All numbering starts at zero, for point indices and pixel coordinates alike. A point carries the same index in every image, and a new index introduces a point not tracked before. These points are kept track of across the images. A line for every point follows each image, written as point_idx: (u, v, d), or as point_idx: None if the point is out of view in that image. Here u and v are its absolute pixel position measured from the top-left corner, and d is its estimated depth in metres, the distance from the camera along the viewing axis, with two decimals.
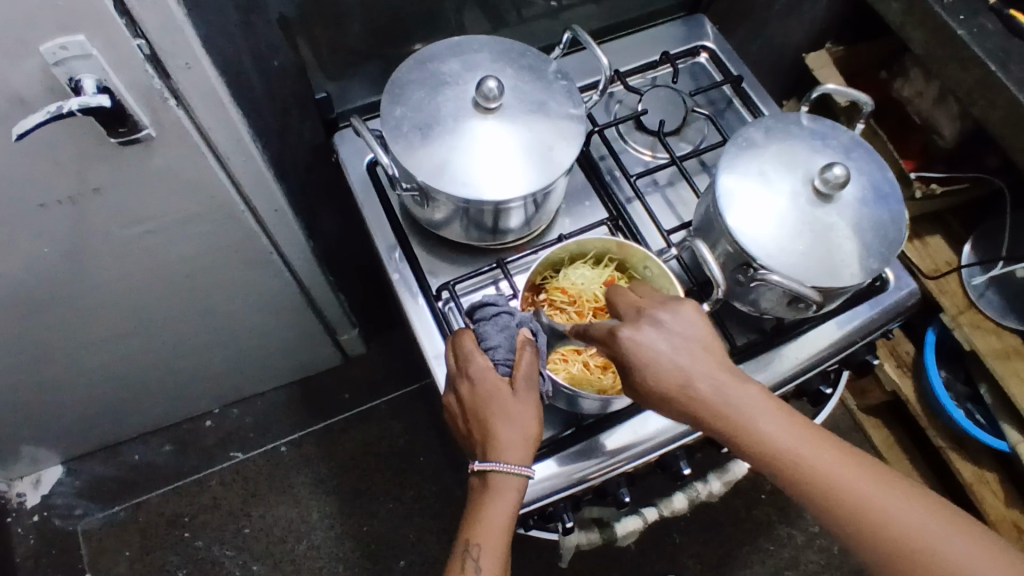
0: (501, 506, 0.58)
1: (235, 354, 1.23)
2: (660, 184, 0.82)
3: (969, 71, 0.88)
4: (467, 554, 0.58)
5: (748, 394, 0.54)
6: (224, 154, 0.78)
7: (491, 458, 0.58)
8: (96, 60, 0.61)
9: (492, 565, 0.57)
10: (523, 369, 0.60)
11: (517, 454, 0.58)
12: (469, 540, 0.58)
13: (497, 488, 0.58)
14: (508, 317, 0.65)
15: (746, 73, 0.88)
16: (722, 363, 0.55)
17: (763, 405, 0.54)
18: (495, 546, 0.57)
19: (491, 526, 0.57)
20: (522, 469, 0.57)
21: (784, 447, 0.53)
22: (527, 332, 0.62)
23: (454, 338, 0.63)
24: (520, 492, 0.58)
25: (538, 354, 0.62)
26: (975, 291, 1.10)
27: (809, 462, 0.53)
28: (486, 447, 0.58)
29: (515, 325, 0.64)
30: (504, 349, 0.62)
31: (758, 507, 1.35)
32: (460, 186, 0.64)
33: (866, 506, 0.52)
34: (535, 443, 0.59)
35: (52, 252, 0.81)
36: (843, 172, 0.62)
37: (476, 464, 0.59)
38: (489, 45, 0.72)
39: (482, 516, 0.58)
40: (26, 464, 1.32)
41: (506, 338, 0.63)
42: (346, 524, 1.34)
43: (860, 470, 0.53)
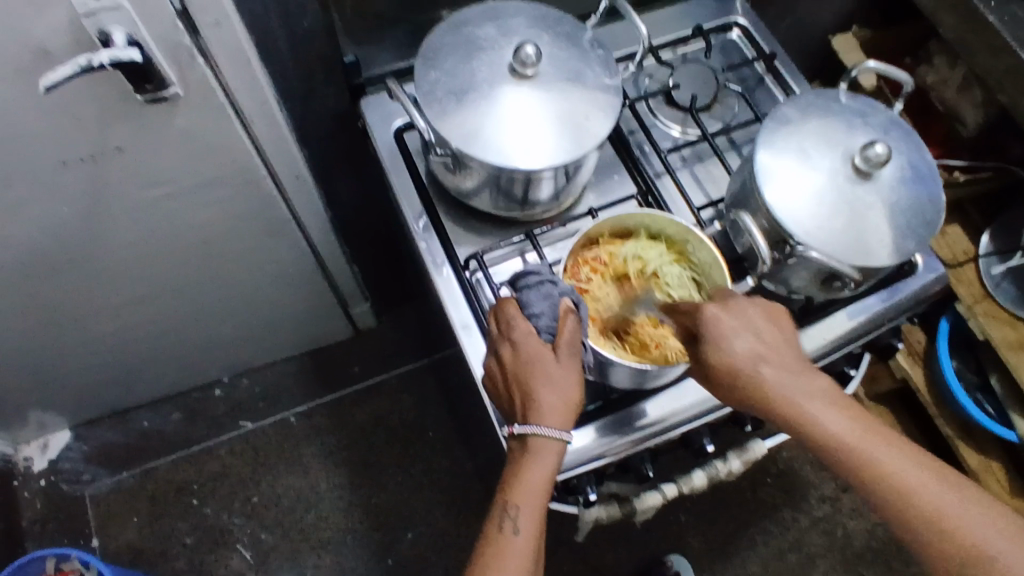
0: (541, 469, 0.58)
1: (246, 324, 1.23)
2: (689, 160, 0.81)
3: (1001, 57, 0.87)
4: (505, 515, 0.58)
5: (807, 384, 0.59)
6: (248, 117, 0.77)
7: (532, 421, 0.57)
8: (127, 12, 0.59)
9: (530, 525, 0.57)
10: (567, 337, 0.60)
11: (558, 418, 0.57)
12: (507, 501, 0.58)
13: (538, 452, 0.58)
14: (552, 285, 0.62)
15: (778, 50, 0.87)
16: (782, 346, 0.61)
17: (807, 386, 0.59)
18: (533, 507, 0.57)
19: (530, 489, 0.57)
20: (563, 433, 0.57)
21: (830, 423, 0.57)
22: (568, 302, 0.61)
23: (497, 305, 0.62)
24: (560, 455, 0.58)
25: (580, 323, 0.62)
26: (993, 280, 1.10)
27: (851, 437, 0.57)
28: (527, 411, 0.58)
29: (558, 294, 0.62)
30: (548, 317, 0.60)
31: (764, 489, 1.36)
32: (495, 153, 0.63)
33: (896, 479, 0.56)
34: (576, 410, 0.58)
35: (71, 211, 0.80)
36: (884, 150, 0.61)
37: (516, 427, 0.58)
38: (525, 12, 0.71)
39: (520, 477, 0.57)
40: (34, 429, 1.31)
41: (549, 306, 0.61)
42: (353, 496, 1.35)
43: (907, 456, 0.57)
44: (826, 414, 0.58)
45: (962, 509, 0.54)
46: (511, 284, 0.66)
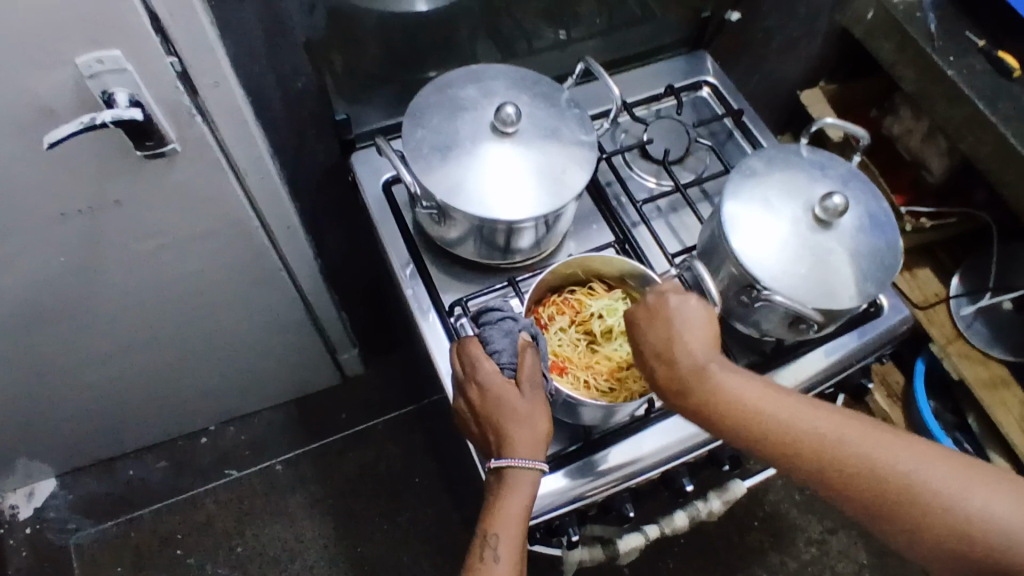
0: (518, 499, 0.59)
1: (235, 371, 1.24)
2: (664, 210, 0.85)
3: (959, 110, 0.93)
4: (485, 544, 0.59)
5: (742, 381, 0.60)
6: (242, 170, 0.80)
7: (506, 455, 0.59)
8: (130, 75, 0.63)
9: (509, 551, 0.58)
10: (527, 371, 0.62)
11: (531, 449, 0.60)
12: (486, 531, 0.59)
13: (513, 483, 0.59)
14: (512, 322, 0.65)
15: (746, 107, 0.92)
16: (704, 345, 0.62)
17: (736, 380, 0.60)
18: (512, 535, 0.59)
19: (508, 518, 0.59)
20: (536, 462, 0.59)
21: (763, 412, 0.59)
22: (526, 336, 0.65)
23: (459, 344, 0.64)
24: (535, 485, 0.60)
25: (539, 355, 0.65)
26: (963, 321, 1.13)
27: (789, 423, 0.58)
28: (500, 445, 0.60)
29: (518, 330, 0.65)
30: (508, 353, 0.63)
31: (751, 534, 1.36)
32: (477, 205, 0.67)
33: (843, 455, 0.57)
34: (547, 439, 0.61)
35: (68, 260, 0.82)
36: (841, 201, 0.65)
37: (492, 461, 0.60)
38: (505, 74, 0.75)
39: (498, 509, 0.59)
40: (19, 478, 1.30)
41: (509, 342, 0.64)
42: (340, 545, 1.34)
43: (844, 427, 0.58)
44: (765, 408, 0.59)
45: (914, 467, 0.56)
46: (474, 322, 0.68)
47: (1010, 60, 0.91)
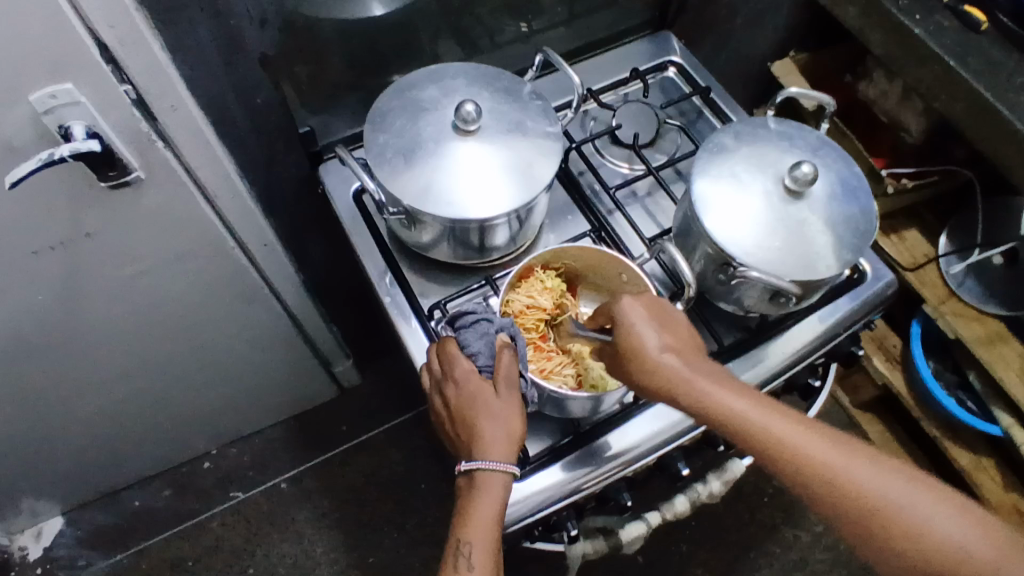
0: (489, 504, 0.58)
1: (230, 393, 1.24)
2: (639, 194, 0.84)
3: (929, 68, 0.92)
4: (458, 554, 0.57)
5: (709, 370, 0.58)
6: (212, 192, 0.80)
7: (478, 457, 0.59)
8: (85, 106, 0.63)
9: (485, 561, 0.57)
10: (504, 371, 0.61)
11: (503, 451, 0.59)
12: (460, 539, 0.58)
13: (486, 487, 0.58)
14: (487, 323, 0.65)
15: (714, 84, 0.92)
16: (695, 349, 0.60)
17: (726, 384, 0.57)
18: (486, 544, 0.57)
19: (481, 525, 0.58)
20: (508, 466, 0.59)
21: (757, 423, 0.56)
22: (504, 337, 0.64)
23: (438, 344, 0.64)
24: (507, 489, 0.59)
25: (517, 356, 0.64)
26: (955, 279, 1.13)
27: (784, 440, 0.55)
28: (472, 447, 0.59)
29: (494, 331, 0.64)
30: (485, 355, 0.63)
31: (761, 510, 1.36)
32: (445, 206, 0.66)
33: (846, 484, 0.53)
34: (520, 441, 0.60)
35: (46, 297, 0.82)
36: (811, 169, 0.64)
37: (463, 464, 0.60)
38: (465, 72, 0.75)
39: (471, 514, 0.58)
40: (26, 517, 1.30)
41: (485, 344, 0.63)
42: (351, 557, 1.34)
43: (853, 455, 0.54)
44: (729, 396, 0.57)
45: (920, 507, 0.52)
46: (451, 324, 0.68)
47: (977, 13, 0.90)
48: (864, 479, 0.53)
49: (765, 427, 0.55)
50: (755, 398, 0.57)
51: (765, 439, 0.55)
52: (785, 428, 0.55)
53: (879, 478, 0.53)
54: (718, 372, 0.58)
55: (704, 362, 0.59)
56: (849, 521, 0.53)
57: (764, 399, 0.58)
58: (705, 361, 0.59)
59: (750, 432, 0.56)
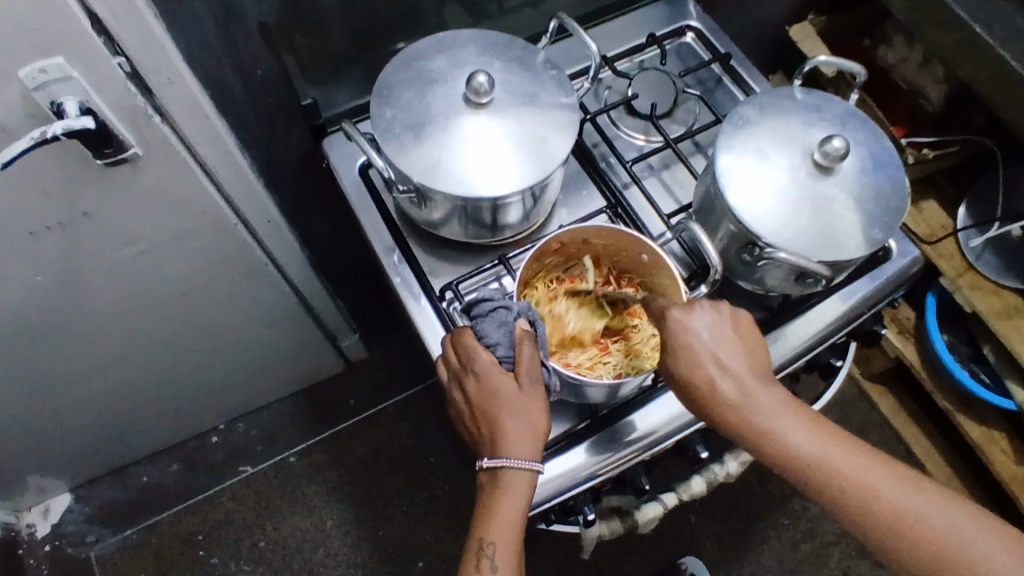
0: (513, 503, 0.58)
1: (235, 370, 1.22)
2: (656, 167, 0.81)
3: (957, 33, 0.88)
4: (482, 552, 0.58)
5: (769, 394, 0.59)
6: (213, 168, 0.77)
7: (501, 454, 0.58)
8: (77, 82, 0.59)
9: (508, 559, 0.58)
10: (525, 364, 0.60)
11: (526, 448, 0.58)
12: (483, 538, 0.58)
13: (509, 485, 0.58)
14: (506, 311, 0.62)
15: (733, 50, 0.88)
16: (753, 367, 0.60)
17: (785, 409, 0.58)
18: (510, 542, 0.58)
19: (504, 523, 0.58)
20: (532, 463, 0.58)
21: (810, 453, 0.57)
22: (523, 324, 0.61)
23: (454, 334, 0.62)
24: (530, 486, 0.59)
25: (539, 343, 0.61)
26: (973, 253, 1.10)
27: (836, 469, 0.57)
28: (495, 445, 0.59)
29: (513, 318, 0.61)
30: (505, 346, 0.61)
31: (771, 481, 1.36)
32: (458, 184, 0.63)
33: (894, 513, 0.55)
34: (544, 437, 0.59)
35: (45, 278, 0.79)
36: (842, 144, 0.61)
37: (485, 461, 0.59)
38: (475, 40, 0.71)
39: (494, 513, 0.58)
40: (34, 494, 1.30)
41: (505, 334, 0.61)
42: (361, 530, 1.34)
43: (902, 480, 0.56)
44: (790, 428, 0.58)
45: (970, 533, 0.54)
46: (468, 312, 0.66)
47: None
48: (913, 507, 0.55)
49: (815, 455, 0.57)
50: (808, 419, 0.59)
51: (813, 469, 0.57)
52: (835, 455, 0.57)
53: (924, 507, 0.55)
54: (779, 398, 0.59)
55: (767, 382, 0.60)
56: (895, 550, 0.55)
57: (819, 422, 0.59)
58: (766, 382, 0.60)
59: (805, 461, 0.57)
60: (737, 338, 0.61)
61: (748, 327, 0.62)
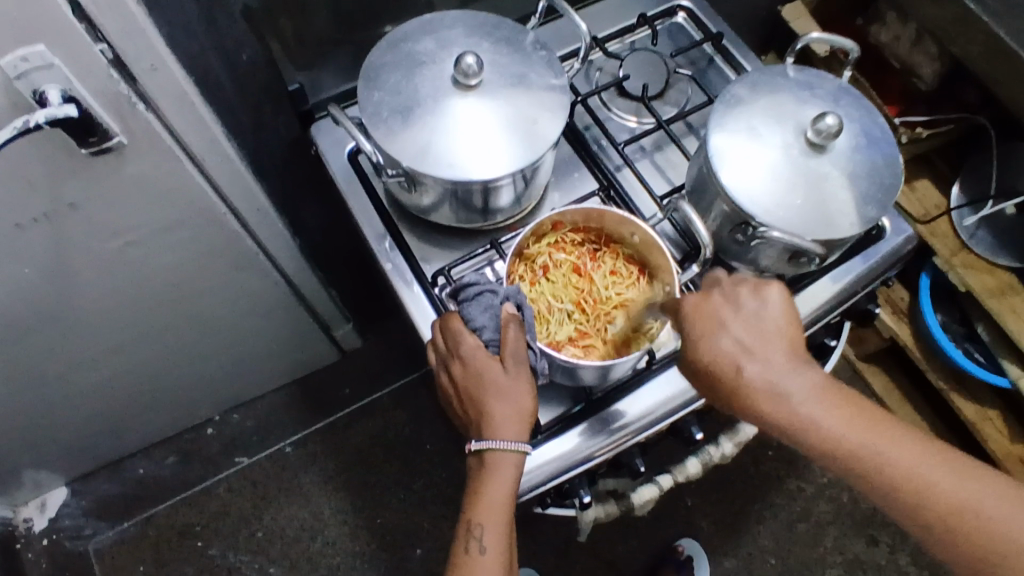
0: (500, 485, 0.58)
1: (228, 360, 1.21)
2: (648, 149, 0.81)
3: (951, 9, 0.87)
4: (470, 534, 0.58)
5: (798, 377, 0.55)
6: (200, 156, 0.76)
7: (487, 437, 0.58)
8: (59, 69, 0.58)
9: (496, 540, 0.58)
10: (510, 346, 0.59)
11: (513, 430, 0.58)
12: (471, 520, 0.58)
13: (496, 467, 0.58)
14: (492, 295, 0.62)
15: (725, 29, 0.87)
16: (787, 345, 0.56)
17: (819, 395, 0.54)
18: (497, 524, 0.58)
19: (491, 505, 0.58)
20: (519, 444, 0.58)
21: (844, 438, 0.53)
22: (510, 308, 0.61)
23: (442, 319, 0.62)
24: (518, 468, 0.58)
25: (525, 327, 0.61)
26: (966, 232, 1.10)
27: (869, 450, 0.53)
28: (481, 427, 0.59)
29: (499, 303, 0.61)
30: (491, 329, 0.61)
31: (766, 463, 1.36)
32: (447, 168, 0.63)
33: (926, 491, 0.52)
34: (530, 419, 0.59)
35: (32, 270, 0.78)
36: (835, 121, 0.60)
37: (472, 443, 0.59)
38: (462, 21, 0.70)
39: (482, 496, 0.58)
40: (29, 489, 1.29)
41: (491, 318, 0.61)
42: (359, 518, 1.34)
43: (932, 458, 0.53)
44: (819, 411, 0.54)
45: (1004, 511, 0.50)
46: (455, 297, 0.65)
47: None
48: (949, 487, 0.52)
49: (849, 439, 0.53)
50: (843, 405, 0.55)
51: (846, 453, 0.53)
52: (871, 438, 0.53)
53: (951, 481, 0.52)
54: (808, 379, 0.55)
55: (801, 368, 0.56)
56: (932, 528, 0.52)
57: (857, 407, 0.55)
58: (794, 359, 0.56)
59: (834, 445, 0.54)
60: (771, 327, 0.57)
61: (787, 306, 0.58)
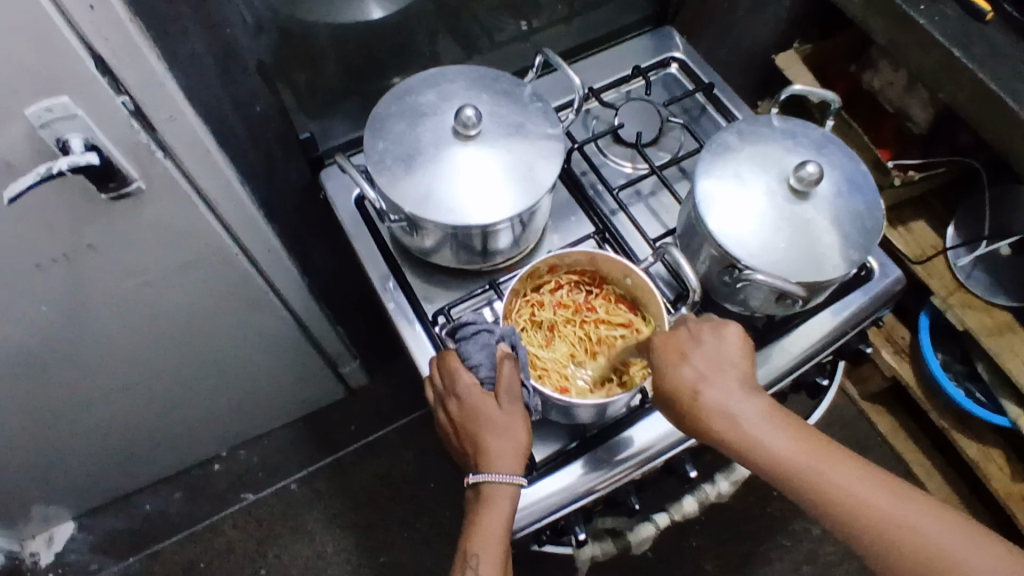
0: (496, 517, 0.59)
1: (237, 396, 1.24)
2: (643, 194, 0.83)
3: (935, 58, 0.90)
4: (467, 565, 0.60)
5: (749, 403, 0.59)
6: (214, 200, 0.79)
7: (483, 470, 0.60)
8: (82, 120, 0.62)
9: (493, 572, 0.59)
10: (505, 383, 0.61)
11: (508, 464, 0.60)
12: (468, 551, 0.60)
13: (492, 499, 0.59)
14: (489, 333, 0.64)
15: (716, 80, 0.91)
16: (737, 376, 0.61)
17: (765, 418, 0.59)
18: (493, 554, 0.59)
19: (488, 537, 0.59)
20: (514, 477, 0.60)
21: (784, 455, 0.57)
22: (505, 347, 0.63)
23: (439, 357, 0.65)
24: (513, 501, 0.60)
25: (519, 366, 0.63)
26: (962, 271, 1.12)
27: (814, 469, 0.56)
28: (478, 461, 0.60)
29: (496, 341, 0.64)
30: (487, 367, 0.63)
31: (771, 504, 1.35)
32: (447, 213, 0.66)
33: (871, 514, 0.54)
34: (526, 453, 0.61)
35: (51, 309, 0.82)
36: (816, 168, 0.63)
37: (470, 476, 0.61)
38: (463, 74, 0.74)
39: (478, 528, 0.60)
40: (38, 523, 1.31)
41: (487, 355, 0.63)
42: (363, 556, 1.34)
43: (877, 483, 0.55)
44: (768, 434, 0.58)
45: (944, 537, 0.52)
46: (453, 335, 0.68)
47: (981, 3, 0.88)
48: (892, 507, 0.54)
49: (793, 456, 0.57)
50: (789, 427, 0.58)
51: (793, 473, 0.56)
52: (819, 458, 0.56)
53: (893, 504, 0.54)
54: (756, 405, 0.59)
55: (752, 395, 0.60)
56: (874, 549, 0.53)
57: (803, 431, 0.58)
58: (745, 389, 0.61)
59: (782, 465, 0.57)
60: (726, 359, 0.61)
61: (739, 343, 0.62)
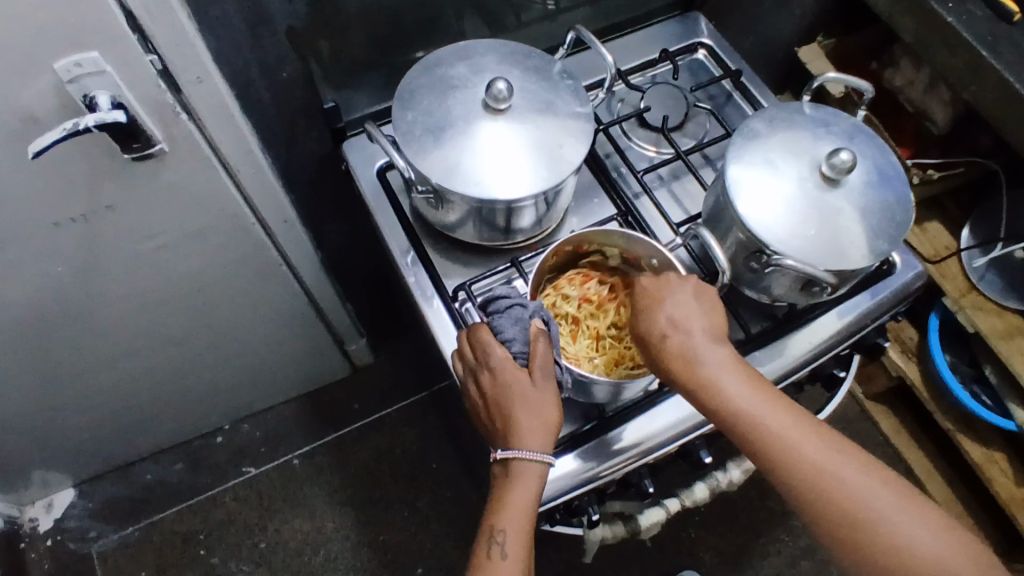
0: (525, 494, 0.59)
1: (243, 368, 1.23)
2: (666, 178, 0.83)
3: (962, 56, 0.90)
4: (492, 540, 0.59)
5: (718, 353, 0.59)
6: (235, 167, 0.79)
7: (513, 446, 0.59)
8: (109, 75, 0.61)
9: (517, 548, 0.59)
10: (540, 360, 0.62)
11: (538, 441, 0.60)
12: (493, 526, 0.59)
13: (522, 475, 0.59)
14: (521, 309, 0.64)
15: (743, 67, 0.91)
16: (710, 322, 0.61)
17: (733, 370, 0.59)
18: (519, 531, 0.59)
19: (515, 512, 0.59)
20: (544, 455, 0.59)
21: (748, 410, 0.58)
22: (538, 324, 0.64)
23: (470, 330, 0.64)
24: (541, 478, 0.60)
25: (552, 343, 0.63)
26: (976, 272, 1.11)
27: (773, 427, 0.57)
28: (508, 437, 0.60)
29: (528, 317, 0.63)
30: (519, 342, 0.62)
31: (771, 498, 1.36)
32: (475, 185, 0.65)
33: (821, 477, 0.56)
34: (556, 431, 0.61)
35: (66, 269, 0.81)
36: (849, 156, 0.63)
37: (498, 452, 0.60)
38: (494, 48, 0.73)
39: (506, 503, 0.59)
40: (38, 488, 1.30)
41: (520, 331, 0.63)
42: (362, 534, 1.34)
43: (829, 446, 0.57)
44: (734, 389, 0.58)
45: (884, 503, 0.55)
46: (483, 311, 0.68)
47: (1010, 3, 0.87)
48: (838, 472, 0.56)
49: (769, 425, 0.57)
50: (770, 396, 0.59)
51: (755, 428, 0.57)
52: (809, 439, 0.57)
53: (840, 468, 0.56)
54: (724, 357, 0.59)
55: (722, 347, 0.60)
56: (812, 504, 0.56)
57: (763, 387, 0.59)
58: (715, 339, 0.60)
59: (743, 420, 0.57)
60: (696, 308, 0.61)
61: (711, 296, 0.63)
